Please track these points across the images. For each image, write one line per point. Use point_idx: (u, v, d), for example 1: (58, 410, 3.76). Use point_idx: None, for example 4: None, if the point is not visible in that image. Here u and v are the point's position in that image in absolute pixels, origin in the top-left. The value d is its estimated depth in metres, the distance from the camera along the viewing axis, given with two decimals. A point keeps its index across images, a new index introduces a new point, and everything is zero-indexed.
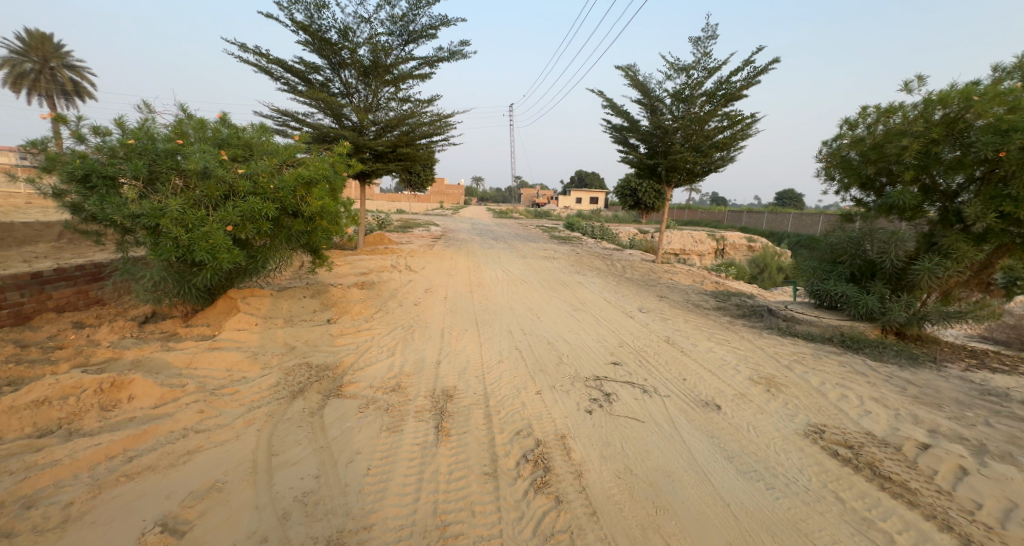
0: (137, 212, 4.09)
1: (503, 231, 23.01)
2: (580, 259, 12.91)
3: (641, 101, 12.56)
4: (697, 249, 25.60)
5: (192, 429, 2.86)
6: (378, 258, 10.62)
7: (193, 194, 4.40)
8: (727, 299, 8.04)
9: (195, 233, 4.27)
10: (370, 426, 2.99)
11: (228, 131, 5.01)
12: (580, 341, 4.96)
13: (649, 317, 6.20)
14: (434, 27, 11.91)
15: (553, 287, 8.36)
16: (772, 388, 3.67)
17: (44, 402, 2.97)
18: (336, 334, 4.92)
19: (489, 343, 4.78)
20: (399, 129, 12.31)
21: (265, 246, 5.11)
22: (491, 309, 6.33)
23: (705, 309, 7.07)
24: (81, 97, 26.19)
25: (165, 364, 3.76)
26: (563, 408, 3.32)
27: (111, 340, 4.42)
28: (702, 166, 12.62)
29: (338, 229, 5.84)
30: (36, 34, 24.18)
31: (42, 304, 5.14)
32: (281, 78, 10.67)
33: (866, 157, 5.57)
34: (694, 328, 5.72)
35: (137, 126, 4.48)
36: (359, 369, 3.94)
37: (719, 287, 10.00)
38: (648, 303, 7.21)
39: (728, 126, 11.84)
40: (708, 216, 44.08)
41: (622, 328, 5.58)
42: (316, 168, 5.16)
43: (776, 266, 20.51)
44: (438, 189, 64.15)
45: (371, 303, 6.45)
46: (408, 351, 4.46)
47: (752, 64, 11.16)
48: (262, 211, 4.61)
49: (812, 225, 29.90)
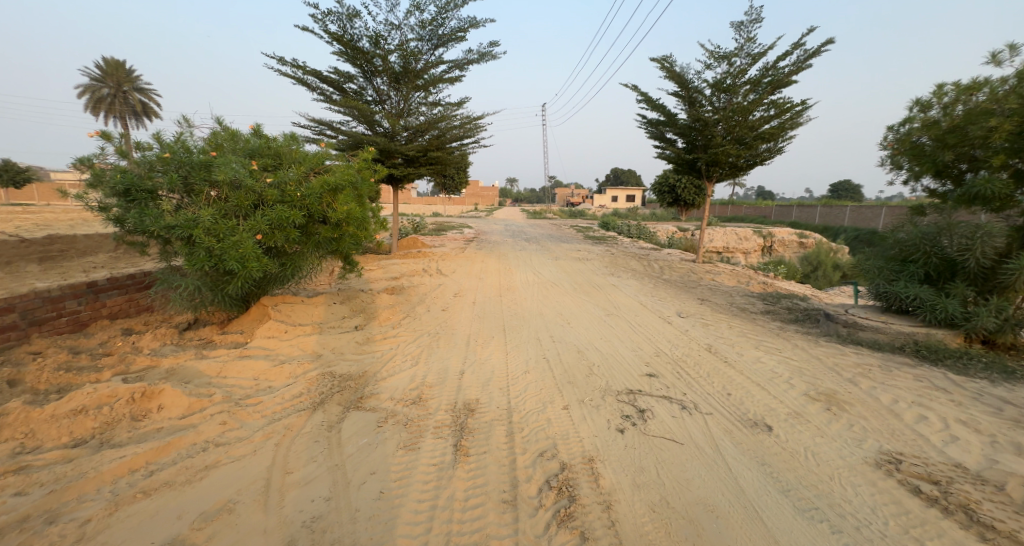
0: (171, 223, 4.20)
1: (537, 231, 22.78)
2: (616, 260, 12.45)
3: (678, 93, 11.96)
4: (741, 247, 24.30)
5: (213, 442, 2.85)
6: (410, 262, 10.70)
7: (224, 205, 4.49)
8: (777, 302, 7.40)
9: (226, 242, 4.34)
10: (386, 443, 2.86)
11: (258, 141, 5.10)
12: (612, 350, 4.65)
13: (689, 322, 5.77)
14: (463, 29, 11.87)
15: (586, 290, 8.04)
16: (834, 407, 3.23)
17: (81, 411, 3.06)
18: (362, 342, 4.89)
19: (515, 352, 4.59)
20: (430, 133, 12.38)
21: (295, 254, 5.18)
22: (520, 315, 6.13)
23: (752, 313, 6.52)
24: (148, 117, 28.47)
25: (196, 373, 3.83)
26: (591, 426, 3.06)
27: (153, 347, 4.59)
28: (746, 159, 11.82)
29: (366, 235, 5.84)
30: (111, 61, 26.49)
31: (97, 312, 5.45)
32: (317, 89, 10.99)
33: (942, 142, 4.98)
34: (741, 334, 5.25)
35: (174, 140, 4.63)
36: (381, 380, 3.85)
37: (767, 288, 9.30)
38: (689, 307, 6.74)
39: (775, 115, 11.04)
40: (754, 211, 41.80)
41: (659, 335, 5.20)
42: (341, 175, 5.18)
43: (832, 264, 19.06)
44: (472, 191, 64.83)
45: (400, 308, 6.42)
46: (432, 361, 4.34)
47: (802, 47, 10.32)
48: (289, 218, 4.66)
49: (872, 219, 27.61)
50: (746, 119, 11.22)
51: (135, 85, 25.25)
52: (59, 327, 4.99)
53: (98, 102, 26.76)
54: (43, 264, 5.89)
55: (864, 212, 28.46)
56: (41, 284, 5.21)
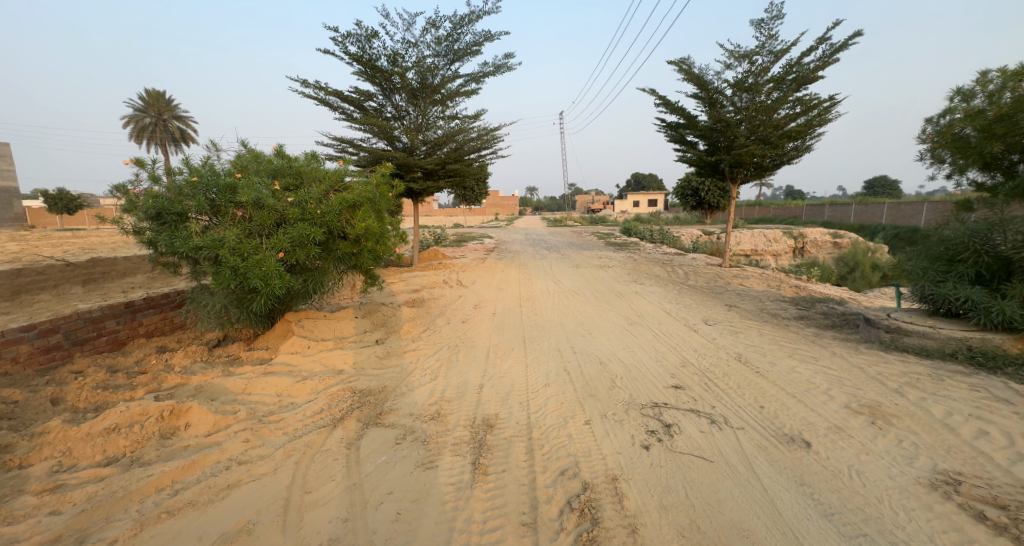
0: (199, 244, 4.35)
1: (557, 239, 22.69)
2: (638, 266, 12.20)
3: (697, 94, 11.74)
4: (771, 249, 23.52)
5: (235, 460, 2.87)
6: (431, 274, 10.77)
7: (249, 224, 4.63)
8: (811, 306, 7.04)
9: (250, 261, 4.46)
10: (404, 461, 2.82)
11: (281, 162, 5.25)
12: (635, 360, 4.50)
13: (716, 330, 5.54)
14: (479, 43, 12.05)
15: (608, 298, 7.87)
16: (879, 421, 2.99)
17: (114, 429, 3.15)
18: (382, 356, 4.91)
19: (535, 365, 4.49)
20: (448, 146, 12.55)
21: (317, 270, 5.28)
22: (540, 326, 6.04)
23: (784, 319, 6.22)
24: (186, 143, 30.07)
25: (222, 390, 3.91)
26: (614, 443, 2.93)
27: (184, 365, 4.74)
28: (772, 158, 11.43)
29: (384, 249, 5.88)
30: (153, 93, 28.17)
31: (134, 330, 5.69)
32: (339, 108, 11.34)
33: (988, 133, 4.78)
34: (773, 342, 4.99)
35: (202, 164, 4.82)
36: (400, 395, 3.84)
37: (800, 292, 8.89)
38: (716, 314, 6.49)
39: (801, 113, 10.66)
40: (784, 212, 40.44)
41: (684, 344, 5.00)
42: (359, 191, 5.28)
43: (871, 264, 18.17)
44: (493, 201, 65.35)
45: (420, 321, 6.44)
46: (451, 374, 4.30)
47: (828, 41, 9.97)
48: (310, 235, 4.77)
49: (913, 216, 26.25)
50: (770, 118, 10.89)
51: (174, 114, 26.76)
52: (99, 346, 5.23)
53: (141, 131, 28.52)
54: (86, 285, 6.22)
55: (903, 209, 27.09)
56: (84, 305, 5.48)
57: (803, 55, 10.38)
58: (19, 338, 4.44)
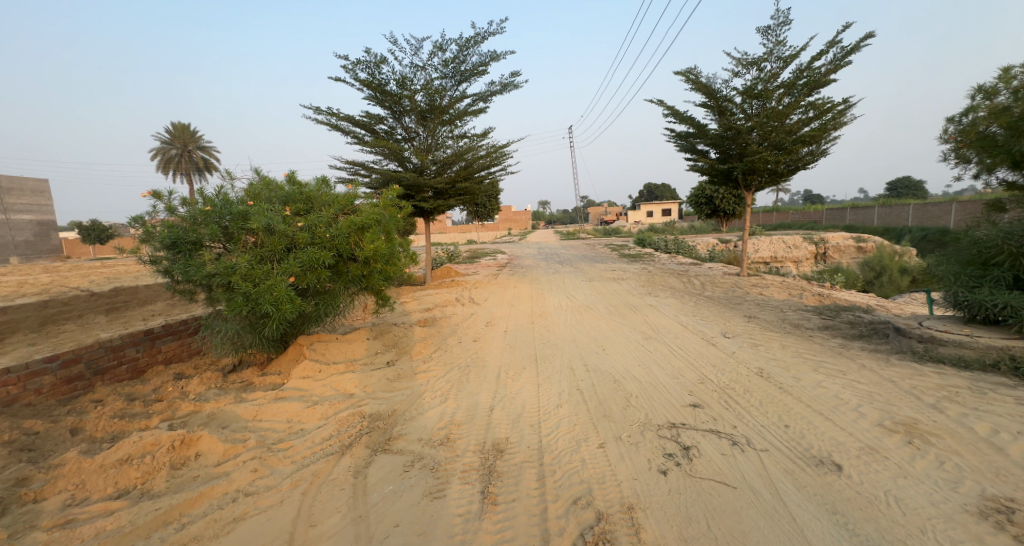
0: (211, 271, 4.42)
1: (570, 252, 22.60)
2: (653, 278, 12.00)
3: (706, 103, 11.66)
4: (791, 256, 22.95)
5: (243, 491, 2.83)
6: (444, 292, 10.78)
7: (260, 250, 4.69)
8: (836, 315, 6.76)
9: (261, 286, 4.50)
10: (412, 491, 2.73)
11: (291, 187, 5.36)
12: (651, 377, 4.35)
13: (736, 343, 5.34)
14: (485, 63, 12.28)
15: (622, 312, 7.71)
16: (916, 440, 2.79)
17: (126, 460, 3.15)
18: (393, 379, 4.87)
19: (547, 384, 4.38)
20: (458, 165, 12.70)
21: (328, 293, 5.32)
22: (552, 343, 5.92)
23: (808, 330, 5.97)
24: (209, 171, 31.24)
25: (234, 418, 3.91)
26: (630, 467, 2.79)
27: (199, 392, 4.78)
28: (787, 164, 11.20)
29: (395, 270, 5.90)
30: (179, 126, 29.55)
31: (153, 357, 5.79)
32: (350, 132, 11.63)
33: (1014, 130, 4.58)
34: (797, 355, 4.77)
35: (216, 193, 4.94)
36: (410, 419, 3.77)
37: (823, 300, 8.57)
38: (735, 326, 6.27)
39: (815, 117, 10.46)
40: (803, 217, 39.51)
41: (702, 359, 4.82)
42: (368, 213, 5.34)
43: (898, 268, 17.55)
44: (505, 217, 65.85)
45: (431, 341, 6.39)
46: (462, 396, 4.22)
47: (838, 44, 9.83)
48: (319, 259, 4.82)
49: (941, 217, 25.41)
50: (782, 123, 10.71)
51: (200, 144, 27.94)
52: (120, 375, 5.33)
53: (168, 162, 29.82)
54: (109, 314, 6.39)
55: (930, 210, 26.26)
56: (106, 334, 5.62)
57: (813, 59, 10.24)
58: (42, 369, 4.55)
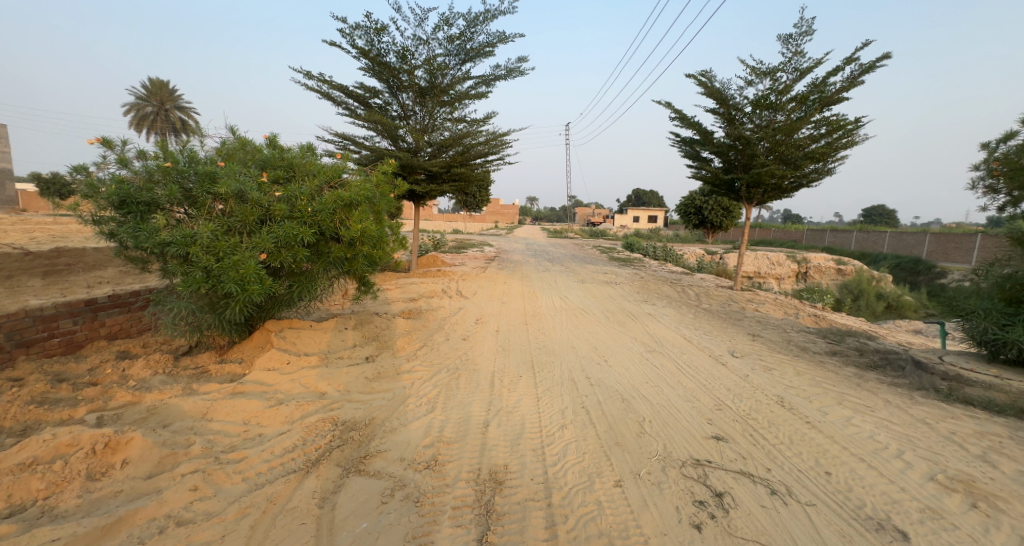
0: (166, 240, 3.72)
1: (558, 251, 22.21)
2: (646, 284, 11.71)
3: (716, 110, 11.35)
4: (774, 272, 23.20)
5: (176, 518, 2.24)
6: (430, 282, 10.20)
7: (228, 219, 4.03)
8: (841, 340, 6.50)
9: (226, 262, 3.85)
10: (390, 532, 2.19)
11: (272, 152, 4.70)
12: (663, 399, 3.95)
13: (747, 365, 4.99)
14: (492, 44, 11.63)
15: (620, 320, 7.29)
16: (984, 505, 2.42)
17: (29, 466, 2.48)
18: (372, 378, 4.30)
19: (548, 398, 3.92)
20: (454, 149, 12.06)
21: (304, 275, 4.70)
22: (549, 349, 5.46)
23: (817, 355, 5.67)
24: (187, 134, 29.43)
25: (179, 415, 3.28)
26: (656, 516, 2.34)
27: (142, 377, 4.10)
28: (791, 180, 10.99)
29: (381, 256, 5.33)
30: (156, 83, 27.66)
31: (94, 332, 5.06)
32: (342, 103, 10.85)
33: None
34: (815, 384, 4.43)
35: (181, 149, 4.21)
36: (390, 431, 3.22)
37: (819, 322, 8.37)
38: (741, 345, 5.93)
39: (825, 134, 10.23)
40: (784, 235, 40.24)
41: (715, 382, 4.44)
42: (358, 188, 4.73)
43: (875, 293, 17.86)
44: (493, 209, 65.03)
45: (416, 336, 5.85)
46: (451, 406, 3.71)
47: (855, 62, 9.62)
48: (298, 235, 4.20)
49: (915, 246, 26.07)
50: (792, 137, 10.47)
51: (178, 102, 26.17)
52: (50, 348, 4.59)
53: (143, 119, 28.00)
54: (47, 277, 5.57)
55: (905, 239, 26.93)
56: (38, 300, 4.84)
57: (828, 74, 10.01)
58: None
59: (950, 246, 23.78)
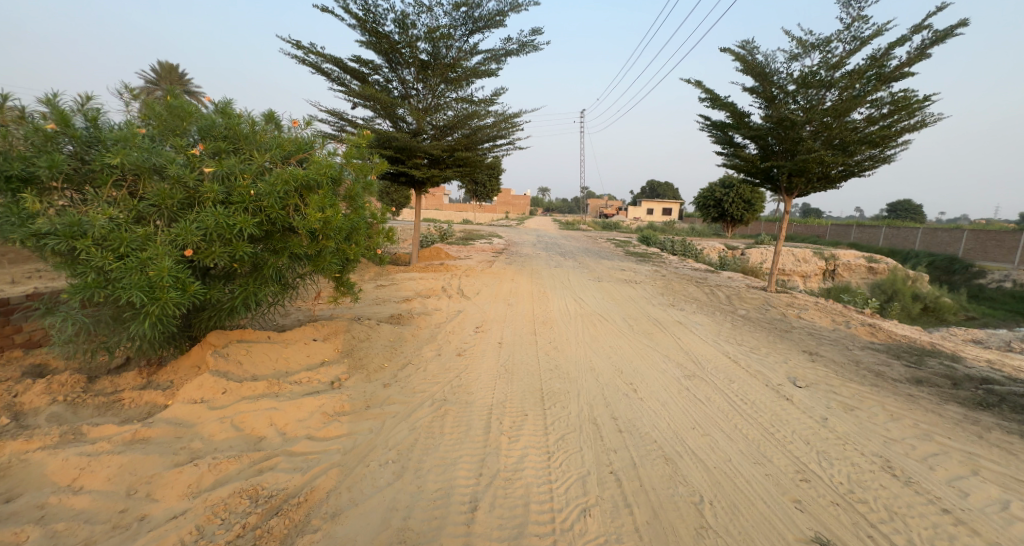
0: (42, 230, 2.68)
1: (569, 245, 20.97)
2: (671, 284, 10.55)
3: (754, 88, 10.04)
4: (800, 270, 21.76)
5: None
6: (430, 279, 9.18)
7: (137, 204, 2.99)
8: (920, 364, 5.29)
9: (129, 260, 2.81)
10: None
11: (212, 118, 3.64)
12: (723, 461, 2.87)
13: (820, 402, 3.87)
14: (503, 13, 10.42)
15: (646, 329, 6.18)
16: None
17: None
18: (331, 417, 3.27)
19: (562, 455, 2.87)
20: (459, 131, 10.97)
21: (249, 277, 3.65)
22: (563, 371, 4.41)
23: (900, 384, 4.52)
24: None
25: (36, 483, 2.25)
26: None
27: (31, 409, 3.09)
28: (839, 168, 9.65)
29: (355, 252, 4.30)
30: (166, 66, 27.03)
31: (5, 340, 4.11)
32: (336, 78, 9.81)
33: None
34: (922, 435, 3.27)
35: (83, 107, 3.14)
36: (332, 520, 2.18)
37: (878, 334, 7.16)
38: (800, 369, 4.78)
39: (884, 115, 8.87)
40: (807, 230, 38.38)
41: (785, 430, 3.33)
42: (319, 164, 3.69)
43: (912, 293, 16.41)
44: (503, 200, 63.63)
45: (401, 352, 4.84)
46: (428, 468, 2.68)
47: (926, 30, 8.24)
48: (235, 225, 3.16)
49: (950, 243, 24.16)
50: (844, 118, 9.14)
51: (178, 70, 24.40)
52: None
53: None
54: None
55: (939, 236, 25.02)
56: None
57: (891, 45, 8.63)
58: None
59: (991, 244, 21.93)
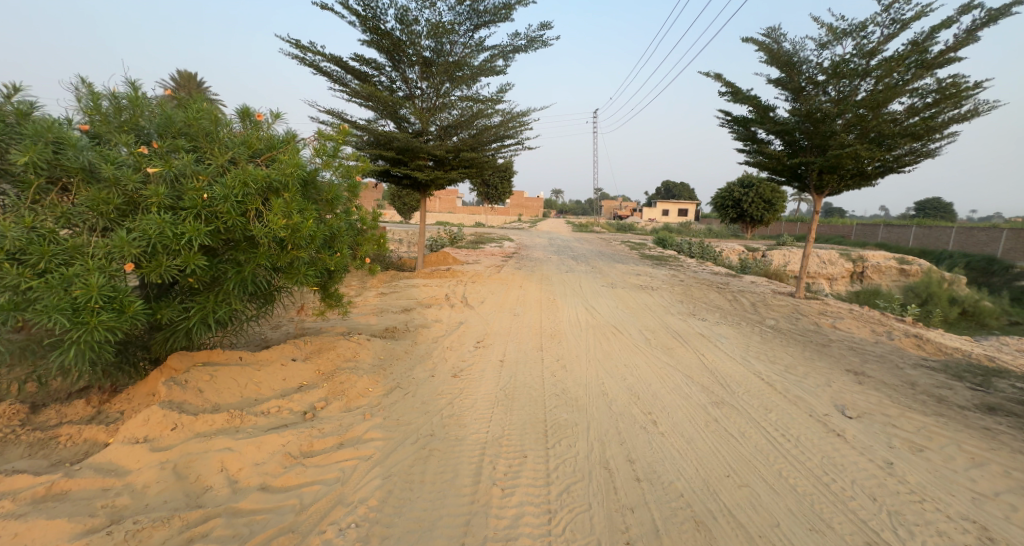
0: None
1: (582, 248, 20.28)
2: (690, 291, 9.85)
3: (779, 80, 9.34)
4: (825, 272, 20.65)
5: None
6: (433, 286, 8.70)
7: (65, 211, 2.55)
8: (986, 387, 4.55)
9: (50, 277, 2.37)
10: None
11: (167, 113, 3.21)
12: (768, 526, 2.27)
13: (881, 440, 3.22)
14: (509, 6, 9.92)
15: (665, 343, 5.57)
16: None
17: None
18: (294, 460, 2.77)
19: (567, 517, 2.31)
20: (465, 131, 10.52)
21: (208, 294, 3.20)
22: (571, 396, 3.85)
23: (971, 414, 3.82)
24: None
25: None
26: None
27: None
28: (876, 164, 8.87)
29: (332, 262, 3.80)
30: (184, 75, 27.22)
31: None
32: (337, 78, 9.47)
33: None
34: (1020, 490, 2.61)
35: (12, 100, 2.74)
36: None
37: (927, 347, 6.37)
38: (848, 394, 4.11)
39: (926, 105, 8.09)
40: (831, 230, 36.81)
41: (843, 480, 2.71)
42: (286, 163, 3.24)
43: (949, 296, 15.31)
44: (517, 203, 63.19)
45: (390, 373, 4.34)
46: (396, 537, 2.13)
47: (977, 10, 7.45)
48: (183, 235, 2.72)
49: (988, 243, 22.65)
50: (882, 109, 8.36)
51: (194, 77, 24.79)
52: None
53: None
54: None
55: (975, 236, 23.53)
56: None
57: (935, 28, 7.86)
58: None
59: None
